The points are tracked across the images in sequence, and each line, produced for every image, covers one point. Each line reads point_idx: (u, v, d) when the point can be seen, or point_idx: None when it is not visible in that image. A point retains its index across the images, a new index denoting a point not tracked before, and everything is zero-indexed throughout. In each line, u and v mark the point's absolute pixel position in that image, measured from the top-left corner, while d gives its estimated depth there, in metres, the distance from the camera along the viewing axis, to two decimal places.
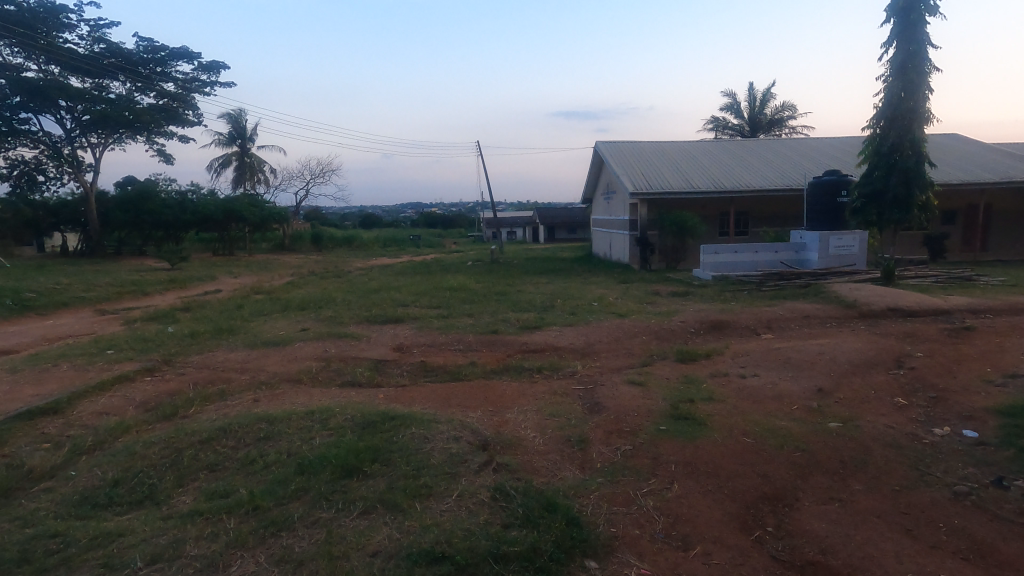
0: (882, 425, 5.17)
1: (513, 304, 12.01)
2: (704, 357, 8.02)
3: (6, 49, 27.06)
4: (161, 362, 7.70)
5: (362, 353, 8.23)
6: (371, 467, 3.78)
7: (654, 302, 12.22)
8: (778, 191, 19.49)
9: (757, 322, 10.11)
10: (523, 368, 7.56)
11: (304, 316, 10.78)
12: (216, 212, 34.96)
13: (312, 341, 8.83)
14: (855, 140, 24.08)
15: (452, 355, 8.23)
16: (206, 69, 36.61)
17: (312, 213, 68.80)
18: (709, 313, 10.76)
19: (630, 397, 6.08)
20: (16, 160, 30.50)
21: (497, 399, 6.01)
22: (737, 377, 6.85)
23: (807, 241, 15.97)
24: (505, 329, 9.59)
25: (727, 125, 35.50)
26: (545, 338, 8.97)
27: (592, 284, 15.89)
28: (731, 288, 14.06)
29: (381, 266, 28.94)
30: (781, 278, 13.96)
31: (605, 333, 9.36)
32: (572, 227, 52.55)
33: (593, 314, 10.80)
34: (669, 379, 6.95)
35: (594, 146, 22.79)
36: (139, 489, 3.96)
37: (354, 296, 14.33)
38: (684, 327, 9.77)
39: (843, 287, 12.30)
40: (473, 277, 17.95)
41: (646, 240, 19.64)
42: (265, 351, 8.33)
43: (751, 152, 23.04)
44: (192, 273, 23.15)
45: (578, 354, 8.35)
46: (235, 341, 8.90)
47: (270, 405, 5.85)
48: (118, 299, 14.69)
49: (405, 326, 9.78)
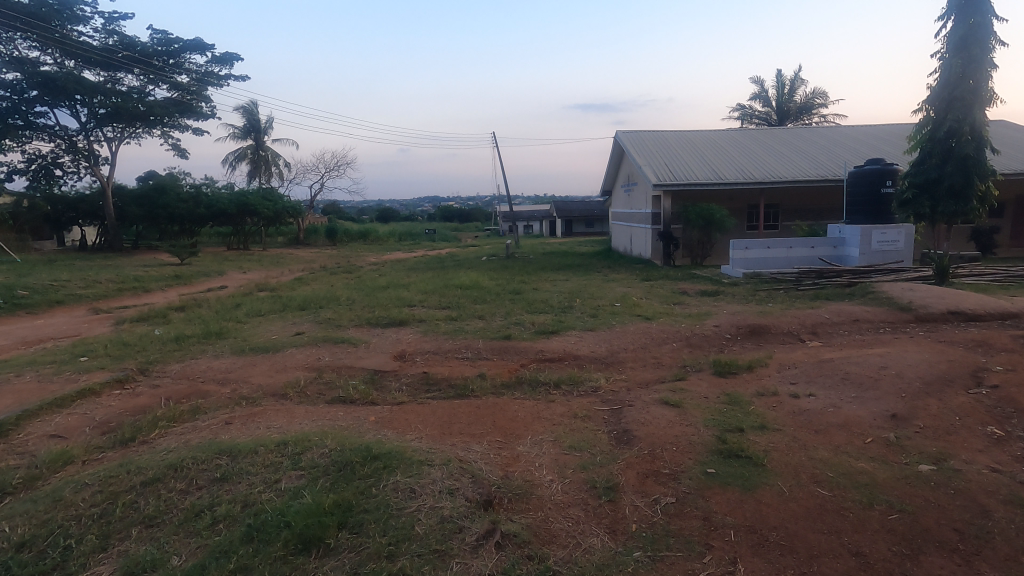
0: (985, 468, 4.15)
1: (529, 304, 11.09)
2: (746, 370, 7.01)
3: (21, 42, 26.70)
4: (135, 372, 6.94)
5: (357, 362, 7.35)
6: (338, 539, 2.98)
7: (682, 303, 11.17)
8: (813, 182, 18.19)
9: (800, 327, 9.05)
10: (538, 383, 6.62)
11: (302, 317, 9.97)
12: (229, 206, 34.56)
13: (305, 347, 7.99)
14: (895, 127, 22.55)
15: (459, 366, 7.31)
16: (219, 61, 36.15)
17: (329, 207, 68.52)
18: (746, 316, 9.69)
19: (665, 423, 5.11)
20: (33, 154, 30.32)
21: (507, 424, 5.09)
22: (790, 398, 5.84)
23: (846, 235, 14.78)
24: (519, 334, 8.66)
25: (754, 113, 34.02)
26: (563, 345, 8.05)
27: (613, 281, 14.87)
28: (765, 287, 12.97)
29: (394, 260, 28.21)
30: (821, 276, 12.82)
31: (630, 339, 8.36)
32: (591, 220, 51.40)
33: (616, 316, 9.80)
34: (709, 398, 5.98)
35: (614, 135, 21.66)
36: (49, 557, 3.19)
37: (360, 294, 13.52)
38: (718, 333, 8.73)
39: (892, 287, 11.14)
40: (487, 273, 17.07)
41: (670, 234, 18.55)
42: (250, 359, 7.51)
43: (782, 142, 21.74)
44: (202, 268, 22.68)
45: (600, 365, 7.40)
46: (222, 346, 8.09)
47: (243, 430, 5.01)
48: (117, 296, 14.12)
49: (409, 330, 8.92)
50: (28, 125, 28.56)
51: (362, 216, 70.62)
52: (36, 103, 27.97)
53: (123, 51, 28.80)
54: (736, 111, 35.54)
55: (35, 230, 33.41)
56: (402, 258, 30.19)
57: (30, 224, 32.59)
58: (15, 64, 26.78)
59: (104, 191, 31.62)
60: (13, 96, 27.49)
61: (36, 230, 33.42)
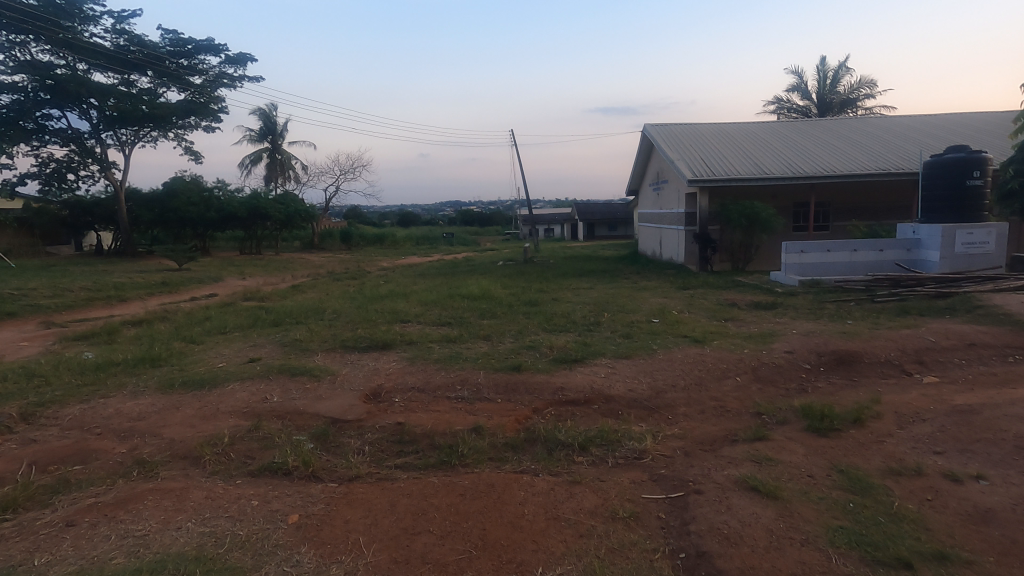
0: None
1: (547, 319, 9.12)
2: (853, 426, 4.92)
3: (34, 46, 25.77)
4: (13, 420, 5.17)
5: (313, 407, 5.46)
6: None
7: (736, 319, 9.05)
8: (873, 177, 15.95)
9: (902, 354, 6.92)
10: (555, 443, 4.64)
11: (268, 337, 8.15)
12: (241, 209, 33.12)
13: (251, 381, 6.13)
14: (959, 116, 20.07)
15: (450, 413, 5.36)
16: (234, 61, 35.24)
17: (351, 211, 67.34)
18: (824, 337, 7.56)
19: (765, 540, 3.09)
20: (46, 158, 29.38)
21: (506, 539, 3.14)
22: (949, 484, 3.76)
23: (924, 236, 12.54)
24: (531, 363, 6.65)
25: (793, 107, 31.67)
26: (591, 379, 6.08)
27: (646, 290, 12.82)
28: (832, 298, 10.81)
29: (408, 266, 26.38)
30: (902, 287, 10.60)
31: (679, 372, 6.32)
32: (614, 224, 49.34)
33: (656, 338, 7.73)
34: (816, 479, 3.93)
35: (642, 128, 19.57)
36: None
37: (352, 305, 11.67)
38: (794, 363, 6.67)
39: (1007, 300, 8.88)
40: (501, 281, 15.11)
41: (706, 237, 16.46)
42: (173, 399, 5.66)
43: (831, 133, 19.41)
44: (199, 274, 21.11)
45: (641, 414, 5.39)
46: (148, 378, 6.27)
47: (78, 544, 3.14)
48: (83, 307, 12.50)
49: (393, 356, 7.02)
50: (39, 128, 27.51)
51: (382, 220, 69.45)
52: (45, 106, 26.86)
53: (136, 53, 27.65)
54: (773, 104, 33.19)
55: (50, 235, 32.66)
56: (415, 263, 28.50)
57: (43, 228, 31.81)
58: (24, 66, 25.74)
59: (117, 195, 30.67)
60: (22, 98, 26.39)
61: (52, 235, 32.69)
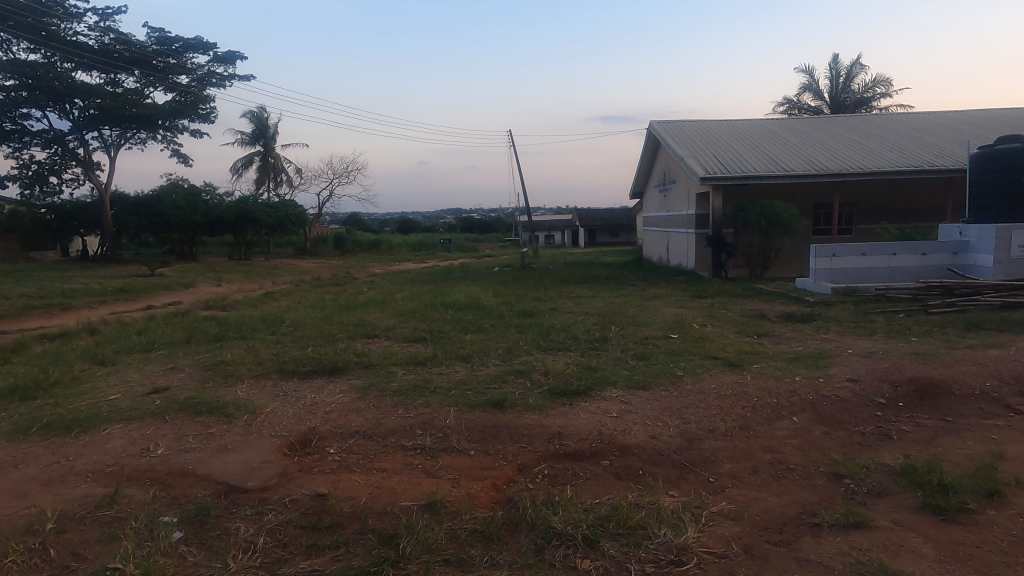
0: None
1: (543, 334, 7.53)
2: (990, 503, 3.31)
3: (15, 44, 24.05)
4: None
5: (208, 463, 3.85)
6: None
7: (771, 335, 7.47)
8: (905, 174, 14.44)
9: (1001, 384, 5.32)
10: (548, 533, 3.06)
11: (197, 357, 6.55)
12: (228, 213, 31.57)
13: (139, 422, 4.53)
14: (990, 113, 18.60)
15: (400, 474, 3.77)
16: (222, 61, 33.93)
17: (348, 217, 65.61)
18: (892, 360, 5.97)
19: None
20: (28, 161, 27.86)
21: None
22: None
23: (975, 237, 10.98)
24: (519, 396, 5.03)
25: (804, 107, 30.27)
26: (600, 420, 4.48)
27: (657, 299, 11.24)
28: (878, 309, 9.24)
29: (399, 272, 24.84)
30: (960, 297, 9.02)
31: (716, 409, 4.72)
32: (616, 230, 47.86)
33: (679, 359, 6.15)
34: None
35: (648, 124, 18.09)
36: None
37: (318, 315, 10.04)
38: (864, 396, 5.09)
39: None
40: (493, 289, 13.52)
41: (721, 240, 14.91)
42: (19, 452, 4.07)
43: (854, 129, 17.90)
44: (171, 280, 19.40)
45: (670, 476, 3.80)
46: (6, 418, 4.67)
47: None
48: (12, 317, 10.89)
49: (343, 385, 5.45)
50: (18, 129, 25.88)
51: (380, 227, 67.64)
52: (24, 106, 25.19)
53: (123, 51, 25.94)
54: (783, 105, 31.78)
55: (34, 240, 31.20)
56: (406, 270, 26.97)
57: (27, 233, 30.30)
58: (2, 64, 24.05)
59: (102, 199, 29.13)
60: None
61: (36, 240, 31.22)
